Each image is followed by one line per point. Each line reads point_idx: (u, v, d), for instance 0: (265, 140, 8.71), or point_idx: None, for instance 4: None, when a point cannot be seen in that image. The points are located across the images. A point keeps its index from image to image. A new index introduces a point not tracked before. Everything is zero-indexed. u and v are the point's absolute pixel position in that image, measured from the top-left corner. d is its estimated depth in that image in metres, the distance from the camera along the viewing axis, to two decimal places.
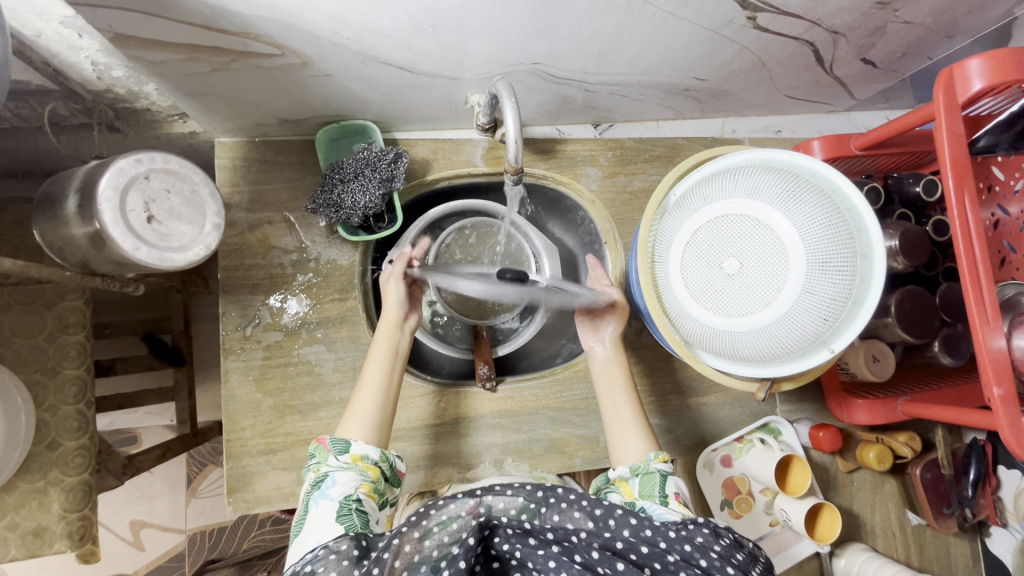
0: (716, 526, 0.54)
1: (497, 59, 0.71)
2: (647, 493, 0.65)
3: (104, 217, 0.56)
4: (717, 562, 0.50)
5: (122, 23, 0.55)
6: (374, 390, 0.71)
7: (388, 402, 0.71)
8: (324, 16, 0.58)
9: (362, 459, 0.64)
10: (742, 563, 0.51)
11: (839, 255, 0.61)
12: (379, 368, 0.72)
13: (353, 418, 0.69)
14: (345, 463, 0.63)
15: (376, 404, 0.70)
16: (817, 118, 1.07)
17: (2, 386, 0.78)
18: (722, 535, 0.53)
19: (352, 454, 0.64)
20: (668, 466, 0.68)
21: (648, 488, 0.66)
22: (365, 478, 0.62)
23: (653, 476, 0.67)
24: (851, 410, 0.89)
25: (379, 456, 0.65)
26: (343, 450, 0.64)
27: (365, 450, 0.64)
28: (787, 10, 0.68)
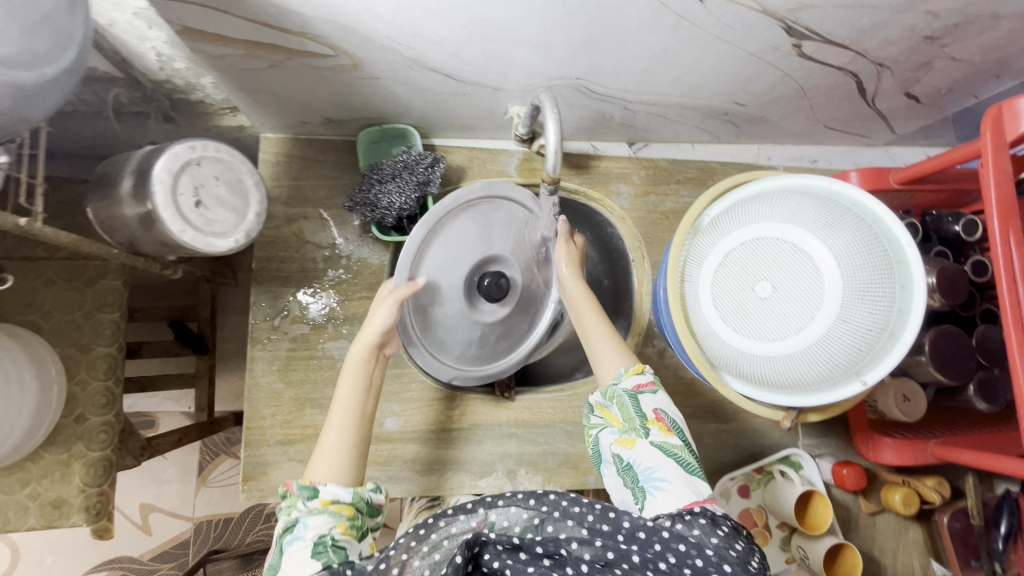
0: (714, 515, 0.53)
1: (541, 72, 0.73)
2: (630, 420, 0.62)
3: (156, 199, 0.57)
4: (715, 558, 0.48)
5: (190, 17, 0.58)
6: (341, 430, 0.65)
7: (359, 440, 0.66)
8: (380, 21, 0.60)
9: (333, 503, 0.59)
10: (741, 552, 0.50)
11: (876, 285, 0.60)
12: (349, 406, 0.67)
13: (322, 460, 0.63)
14: (315, 508, 0.58)
15: (346, 444, 0.64)
16: (855, 151, 1.06)
17: (37, 355, 0.81)
18: (720, 524, 0.52)
19: (322, 499, 0.58)
20: (643, 378, 0.66)
21: (626, 412, 0.63)
22: (339, 517, 0.58)
23: (625, 399, 0.64)
24: (878, 449, 0.86)
25: (351, 496, 0.60)
26: (313, 495, 0.58)
27: (335, 492, 0.59)
28: (833, 40, 0.68)
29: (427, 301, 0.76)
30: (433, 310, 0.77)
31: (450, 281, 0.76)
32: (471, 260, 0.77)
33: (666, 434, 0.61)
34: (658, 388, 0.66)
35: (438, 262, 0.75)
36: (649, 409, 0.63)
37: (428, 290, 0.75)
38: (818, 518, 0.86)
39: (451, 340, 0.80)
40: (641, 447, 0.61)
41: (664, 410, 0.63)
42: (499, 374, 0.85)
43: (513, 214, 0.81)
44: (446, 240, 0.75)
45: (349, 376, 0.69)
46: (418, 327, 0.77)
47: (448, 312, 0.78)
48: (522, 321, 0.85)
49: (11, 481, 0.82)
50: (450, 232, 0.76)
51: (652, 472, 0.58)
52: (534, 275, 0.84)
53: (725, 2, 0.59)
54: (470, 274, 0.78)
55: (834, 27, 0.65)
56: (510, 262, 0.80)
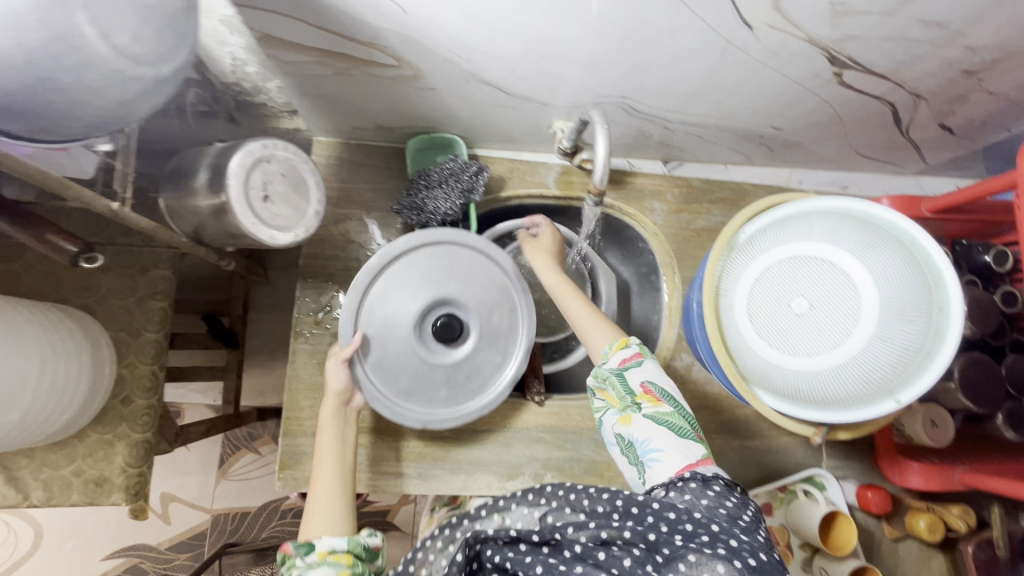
0: (705, 476, 0.57)
1: (589, 89, 0.76)
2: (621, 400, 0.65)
3: (230, 191, 0.61)
4: (703, 520, 0.52)
5: (272, 25, 0.62)
6: (327, 490, 0.71)
7: (343, 488, 0.72)
8: (446, 36, 0.64)
9: (330, 553, 0.63)
10: (731, 510, 0.54)
11: (912, 304, 0.62)
12: (327, 463, 0.73)
13: (312, 518, 0.68)
14: (314, 561, 0.62)
15: (331, 496, 0.71)
16: (885, 178, 1.08)
17: (93, 337, 0.83)
18: (712, 484, 0.56)
19: (318, 551, 0.63)
20: (626, 351, 0.69)
21: (617, 391, 0.67)
22: (339, 565, 0.62)
23: (611, 378, 0.67)
24: (904, 472, 0.87)
25: (347, 543, 0.64)
26: (309, 550, 0.63)
27: (330, 543, 0.64)
28: (873, 70, 0.71)
29: (380, 356, 0.80)
30: (389, 366, 0.80)
31: (396, 335, 0.79)
32: (416, 309, 0.79)
33: (656, 404, 0.64)
34: (644, 359, 0.68)
35: (381, 319, 0.79)
36: (637, 383, 0.66)
37: (376, 346, 0.80)
38: (841, 539, 0.86)
39: (416, 387, 0.81)
40: (636, 422, 0.64)
41: (651, 380, 0.65)
42: (483, 410, 0.82)
43: (454, 250, 0.82)
44: (385, 299, 0.80)
45: (325, 441, 0.76)
46: (380, 381, 0.80)
47: (405, 364, 0.80)
48: (499, 354, 0.84)
49: (58, 457, 0.85)
50: (386, 291, 0.80)
51: (649, 444, 0.62)
52: (495, 306, 0.83)
53: (774, 30, 0.62)
54: (419, 323, 0.80)
55: (876, 58, 0.68)
56: (463, 300, 0.81)
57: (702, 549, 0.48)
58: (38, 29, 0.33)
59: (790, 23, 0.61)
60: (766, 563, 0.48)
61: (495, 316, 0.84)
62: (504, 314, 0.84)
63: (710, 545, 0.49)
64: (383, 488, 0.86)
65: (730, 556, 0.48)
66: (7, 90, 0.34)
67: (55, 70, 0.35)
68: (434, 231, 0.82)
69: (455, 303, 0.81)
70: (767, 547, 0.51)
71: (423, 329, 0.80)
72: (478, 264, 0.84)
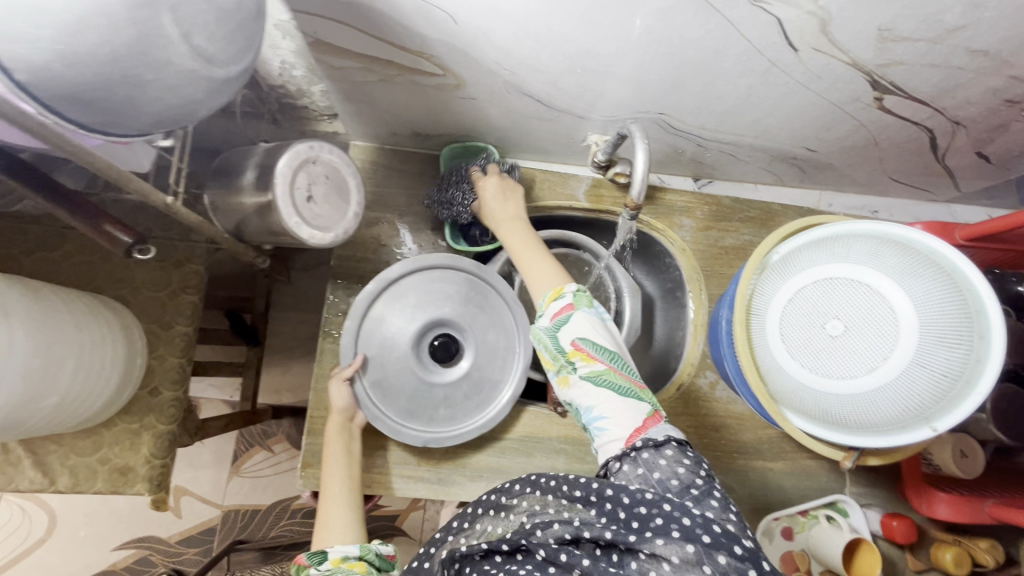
0: (655, 442, 0.59)
1: (628, 105, 0.77)
2: (556, 363, 0.66)
3: (277, 191, 0.62)
4: (656, 499, 0.54)
5: (324, 31, 0.64)
6: (337, 500, 0.75)
7: (356, 500, 0.76)
8: (493, 47, 0.65)
9: (343, 561, 0.67)
10: (683, 476, 0.56)
11: (952, 330, 0.61)
12: (338, 476, 0.77)
13: (328, 529, 0.72)
14: (329, 569, 0.66)
15: (344, 506, 0.74)
16: (916, 205, 1.08)
17: (127, 326, 0.85)
18: (663, 451, 0.58)
19: (332, 560, 0.67)
20: (559, 305, 0.68)
21: (550, 352, 0.67)
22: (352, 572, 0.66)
23: (545, 341, 0.67)
24: (931, 503, 0.85)
25: (359, 551, 0.68)
26: (322, 559, 0.67)
27: (343, 551, 0.68)
28: (914, 96, 0.71)
29: (380, 377, 0.83)
30: (389, 385, 0.83)
31: (395, 355, 0.84)
32: (413, 332, 0.84)
33: (591, 363, 0.64)
34: (574, 310, 0.67)
35: (380, 341, 0.84)
36: (569, 343, 0.65)
37: (375, 367, 0.83)
38: (864, 567, 0.82)
39: (414, 407, 0.84)
40: (576, 384, 0.65)
41: (581, 338, 0.65)
42: (482, 428, 0.85)
43: (448, 275, 0.87)
44: (385, 322, 0.84)
45: (333, 451, 0.79)
46: (381, 400, 0.83)
47: (403, 383, 0.84)
48: (496, 373, 0.87)
49: (85, 444, 0.87)
50: (385, 315, 0.84)
51: (592, 410, 0.63)
52: (490, 326, 0.87)
53: (819, 54, 0.63)
54: (416, 343, 0.84)
55: (919, 84, 0.68)
56: (458, 321, 0.85)
57: (659, 533, 0.52)
58: (127, 27, 0.35)
59: (836, 46, 0.62)
60: (721, 534, 0.50)
61: (490, 335, 0.87)
62: (500, 332, 0.88)
63: (664, 526, 0.52)
64: (403, 492, 0.86)
65: (684, 539, 0.51)
66: (92, 84, 0.36)
67: (138, 67, 0.36)
68: (430, 257, 0.87)
69: (450, 324, 0.86)
70: (721, 509, 0.54)
71: (420, 350, 0.84)
72: (472, 287, 0.87)
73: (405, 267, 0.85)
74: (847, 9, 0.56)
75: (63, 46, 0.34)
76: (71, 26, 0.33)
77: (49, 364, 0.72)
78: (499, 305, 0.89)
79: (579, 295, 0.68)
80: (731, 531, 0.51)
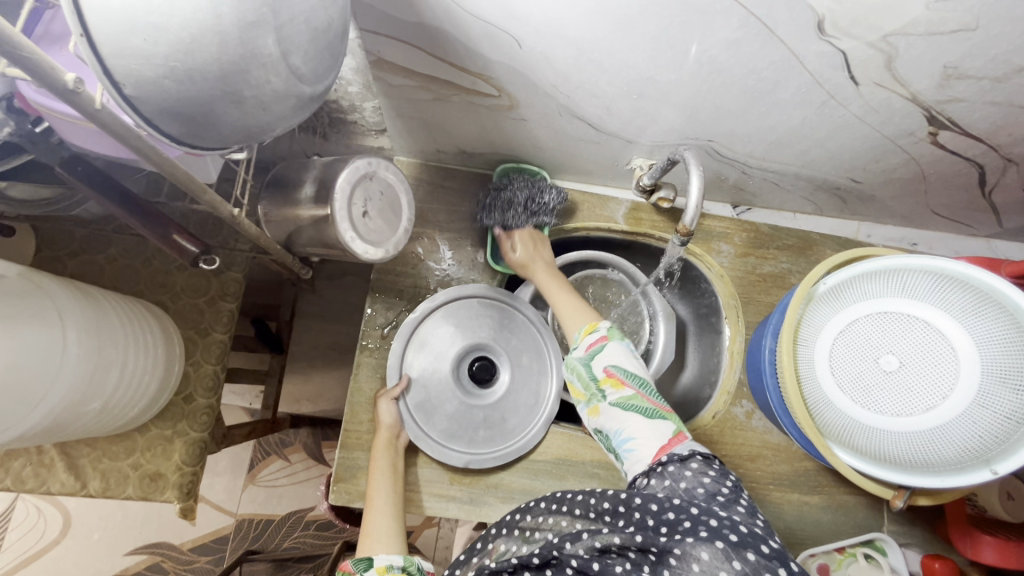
0: (680, 456, 0.58)
1: (678, 131, 0.77)
2: (589, 391, 0.68)
3: (335, 205, 0.62)
4: (682, 504, 0.52)
5: (388, 50, 0.65)
6: (384, 511, 0.74)
7: (399, 513, 0.75)
8: (553, 71, 0.66)
9: (389, 570, 0.67)
10: (708, 486, 0.55)
11: (1019, 371, 0.58)
12: (382, 488, 0.76)
13: (372, 539, 0.71)
14: None
15: (388, 518, 0.74)
16: (956, 239, 1.07)
17: (165, 325, 0.85)
18: (688, 462, 0.58)
19: (377, 567, 0.67)
20: (591, 337, 0.71)
21: (584, 381, 0.69)
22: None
23: (579, 368, 0.70)
24: (977, 546, 0.83)
25: (403, 560, 0.68)
26: (368, 565, 0.67)
27: (388, 560, 0.68)
28: (970, 132, 0.71)
29: (423, 399, 0.84)
30: (432, 407, 0.85)
31: (437, 377, 0.85)
32: (454, 355, 0.86)
33: (620, 389, 0.65)
34: (605, 342, 0.70)
35: (423, 364, 0.86)
36: (600, 370, 0.68)
37: (419, 389, 0.85)
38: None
39: (457, 428, 0.85)
40: (604, 410, 0.66)
41: (613, 365, 0.67)
42: (521, 450, 0.87)
43: (487, 302, 0.90)
44: (428, 344, 0.86)
45: (382, 465, 0.79)
46: (425, 422, 0.84)
47: (445, 405, 0.85)
48: (532, 396, 0.89)
49: (118, 449, 0.86)
50: (427, 338, 0.87)
51: (619, 433, 0.64)
52: (525, 351, 0.91)
53: (879, 87, 0.63)
54: (458, 366, 0.86)
55: (976, 121, 0.68)
56: (497, 346, 0.89)
57: (688, 535, 0.50)
58: (236, 46, 0.35)
59: (898, 81, 0.62)
60: (752, 533, 0.49)
61: (524, 359, 0.90)
62: (534, 356, 0.91)
63: (692, 528, 0.50)
64: (434, 511, 0.84)
65: (712, 538, 0.49)
66: (196, 99, 0.36)
67: (239, 85, 0.37)
68: (468, 286, 0.90)
69: (489, 348, 0.88)
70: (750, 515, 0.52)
71: (459, 373, 0.86)
72: (505, 313, 0.91)
73: (441, 294, 0.88)
74: (915, 46, 0.56)
75: (175, 62, 0.34)
76: (186, 44, 0.34)
77: (97, 368, 0.73)
78: (532, 331, 0.92)
79: (613, 330, 0.72)
80: (758, 532, 0.49)
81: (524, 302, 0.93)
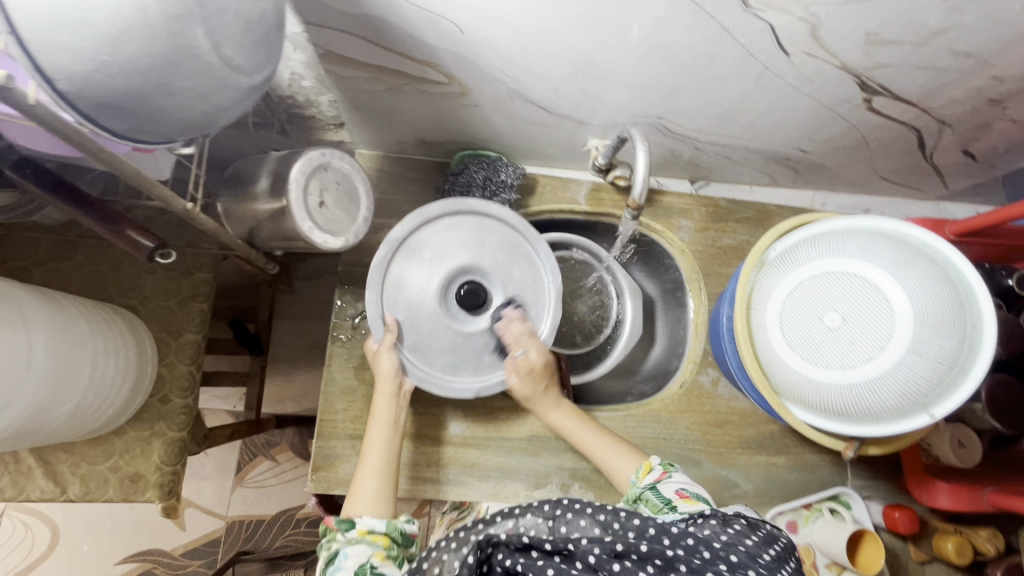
0: (724, 516, 0.60)
1: (628, 109, 0.80)
2: (656, 508, 0.70)
3: (291, 196, 0.64)
4: (722, 551, 0.54)
5: (335, 42, 0.66)
6: (375, 471, 0.76)
7: (390, 474, 0.77)
8: (498, 55, 0.68)
9: (369, 533, 0.69)
10: (750, 547, 0.55)
11: (947, 319, 0.63)
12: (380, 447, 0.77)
13: (360, 499, 0.73)
14: (353, 538, 0.68)
15: (378, 480, 0.75)
16: (905, 203, 1.11)
17: (138, 332, 0.86)
18: (731, 522, 0.58)
19: (358, 529, 0.69)
20: (654, 475, 0.75)
21: (654, 505, 0.71)
22: (375, 546, 0.68)
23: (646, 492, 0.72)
24: (932, 493, 0.87)
25: (385, 526, 0.70)
26: (349, 526, 0.69)
27: (371, 523, 0.69)
28: (902, 97, 0.74)
29: (415, 338, 0.81)
30: (427, 343, 0.82)
31: (424, 313, 0.81)
32: (437, 286, 0.81)
33: (690, 503, 0.68)
34: (670, 474, 0.75)
35: (407, 301, 0.81)
36: (671, 493, 0.71)
37: (409, 328, 0.81)
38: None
39: (459, 358, 0.82)
40: None
41: (684, 487, 0.70)
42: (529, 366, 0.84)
43: (459, 222, 0.84)
44: (407, 279, 0.81)
45: (382, 417, 0.79)
46: (425, 362, 0.82)
47: (439, 338, 0.82)
48: (528, 308, 0.85)
49: (96, 453, 0.87)
50: (404, 272, 0.81)
51: (675, 524, 0.65)
52: (511, 262, 0.85)
53: (810, 57, 0.66)
54: (443, 295, 0.81)
55: (905, 85, 0.71)
56: (480, 266, 0.83)
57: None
58: (165, 38, 0.37)
59: (826, 50, 0.65)
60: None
61: (513, 271, 0.85)
62: (523, 266, 0.85)
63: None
64: (413, 493, 0.87)
65: None
66: (130, 91, 0.38)
67: (171, 76, 0.39)
68: (434, 208, 0.83)
69: (474, 270, 0.82)
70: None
71: (448, 299, 0.82)
72: (482, 225, 0.84)
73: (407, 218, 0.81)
74: (835, 15, 0.59)
75: (105, 56, 0.36)
76: (113, 37, 0.35)
77: (66, 369, 0.74)
78: (516, 240, 0.86)
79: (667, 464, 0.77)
80: None
81: (500, 210, 0.86)
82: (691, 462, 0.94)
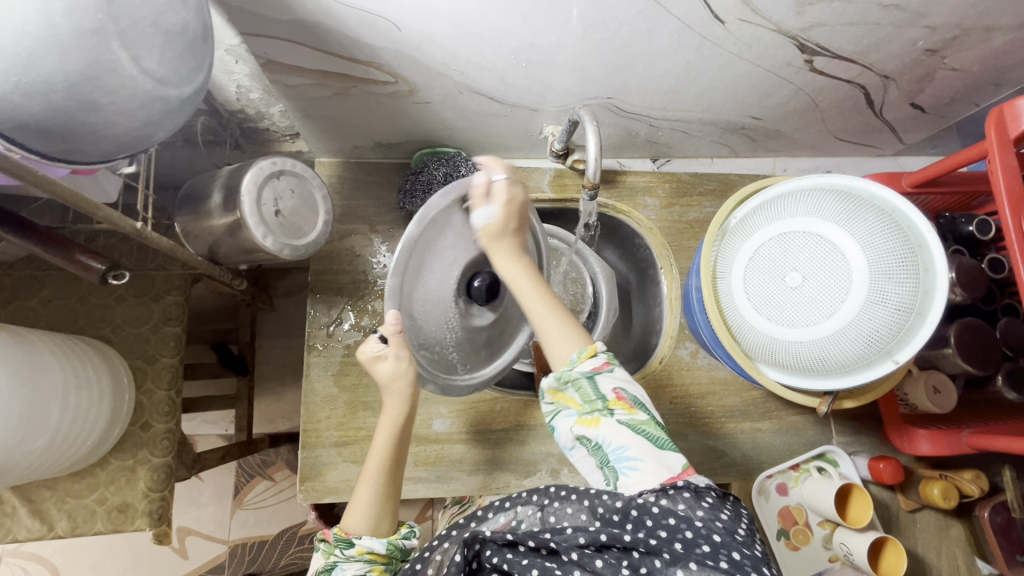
0: (697, 487, 0.57)
1: (576, 93, 0.80)
2: (591, 402, 0.64)
3: (244, 208, 0.64)
4: (703, 530, 0.54)
5: (275, 51, 0.66)
6: (373, 482, 0.70)
7: (392, 482, 0.72)
8: (439, 50, 0.68)
9: (367, 552, 0.67)
10: (726, 523, 0.54)
11: (902, 267, 0.65)
12: (383, 453, 0.72)
13: (356, 511, 0.69)
14: (351, 555, 0.67)
15: (380, 490, 0.70)
16: (865, 161, 1.13)
17: (107, 355, 0.85)
18: (704, 495, 0.57)
19: (357, 547, 0.67)
20: (595, 361, 0.65)
21: (586, 394, 0.65)
22: (374, 562, 0.67)
23: (581, 382, 0.65)
24: (914, 442, 0.89)
25: (385, 546, 0.68)
26: (348, 544, 0.67)
27: (371, 543, 0.67)
28: (841, 55, 0.76)
29: (425, 338, 0.69)
30: (438, 342, 0.70)
31: (439, 307, 0.68)
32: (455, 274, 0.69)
33: (631, 412, 0.63)
34: (612, 365, 0.66)
35: (419, 297, 0.67)
36: (609, 390, 0.64)
37: (415, 322, 0.67)
38: (887, 569, 0.81)
39: (466, 356, 0.73)
40: (607, 427, 0.63)
41: (622, 387, 0.65)
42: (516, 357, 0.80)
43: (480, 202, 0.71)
44: (426, 272, 0.67)
45: (387, 421, 0.72)
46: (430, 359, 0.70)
47: (441, 334, 0.70)
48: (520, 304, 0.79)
49: (80, 487, 0.86)
50: (422, 260, 0.66)
51: (623, 451, 0.61)
52: None
53: (745, 23, 0.67)
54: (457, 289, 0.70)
55: (842, 42, 0.73)
56: (496, 260, 0.74)
57: (703, 561, 0.51)
58: (80, 54, 0.39)
59: (759, 14, 0.66)
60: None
61: None
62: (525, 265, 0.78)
63: (710, 561, 0.51)
64: (403, 494, 0.87)
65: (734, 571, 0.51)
66: (52, 111, 0.40)
67: (93, 92, 0.41)
68: (469, 183, 0.69)
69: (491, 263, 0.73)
70: (763, 560, 0.52)
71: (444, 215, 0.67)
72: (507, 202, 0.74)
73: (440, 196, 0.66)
74: None
75: (17, 77, 0.38)
76: (25, 56, 0.37)
77: (36, 405, 0.74)
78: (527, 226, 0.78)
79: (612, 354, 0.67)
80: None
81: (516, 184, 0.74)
82: (677, 435, 0.95)
